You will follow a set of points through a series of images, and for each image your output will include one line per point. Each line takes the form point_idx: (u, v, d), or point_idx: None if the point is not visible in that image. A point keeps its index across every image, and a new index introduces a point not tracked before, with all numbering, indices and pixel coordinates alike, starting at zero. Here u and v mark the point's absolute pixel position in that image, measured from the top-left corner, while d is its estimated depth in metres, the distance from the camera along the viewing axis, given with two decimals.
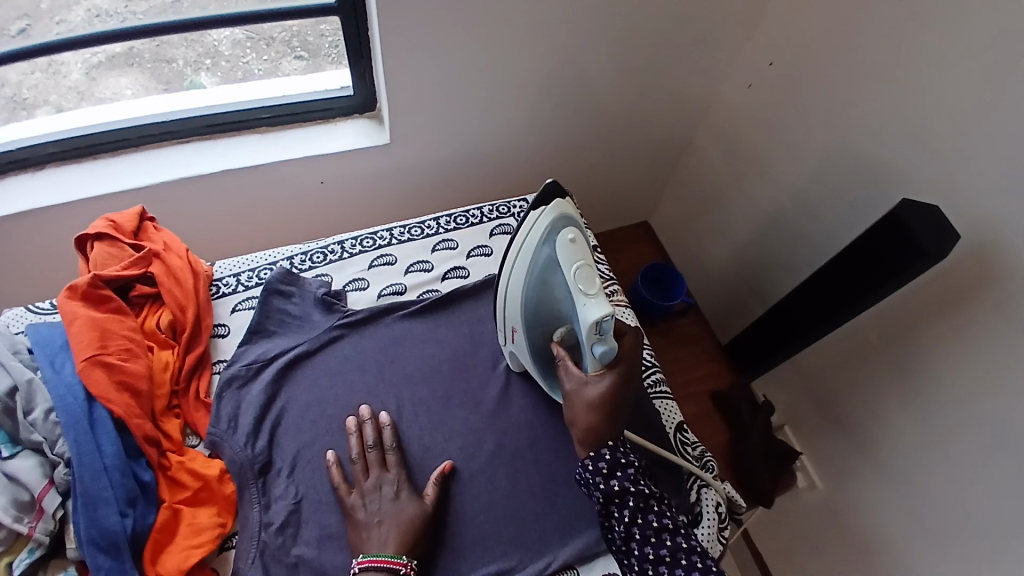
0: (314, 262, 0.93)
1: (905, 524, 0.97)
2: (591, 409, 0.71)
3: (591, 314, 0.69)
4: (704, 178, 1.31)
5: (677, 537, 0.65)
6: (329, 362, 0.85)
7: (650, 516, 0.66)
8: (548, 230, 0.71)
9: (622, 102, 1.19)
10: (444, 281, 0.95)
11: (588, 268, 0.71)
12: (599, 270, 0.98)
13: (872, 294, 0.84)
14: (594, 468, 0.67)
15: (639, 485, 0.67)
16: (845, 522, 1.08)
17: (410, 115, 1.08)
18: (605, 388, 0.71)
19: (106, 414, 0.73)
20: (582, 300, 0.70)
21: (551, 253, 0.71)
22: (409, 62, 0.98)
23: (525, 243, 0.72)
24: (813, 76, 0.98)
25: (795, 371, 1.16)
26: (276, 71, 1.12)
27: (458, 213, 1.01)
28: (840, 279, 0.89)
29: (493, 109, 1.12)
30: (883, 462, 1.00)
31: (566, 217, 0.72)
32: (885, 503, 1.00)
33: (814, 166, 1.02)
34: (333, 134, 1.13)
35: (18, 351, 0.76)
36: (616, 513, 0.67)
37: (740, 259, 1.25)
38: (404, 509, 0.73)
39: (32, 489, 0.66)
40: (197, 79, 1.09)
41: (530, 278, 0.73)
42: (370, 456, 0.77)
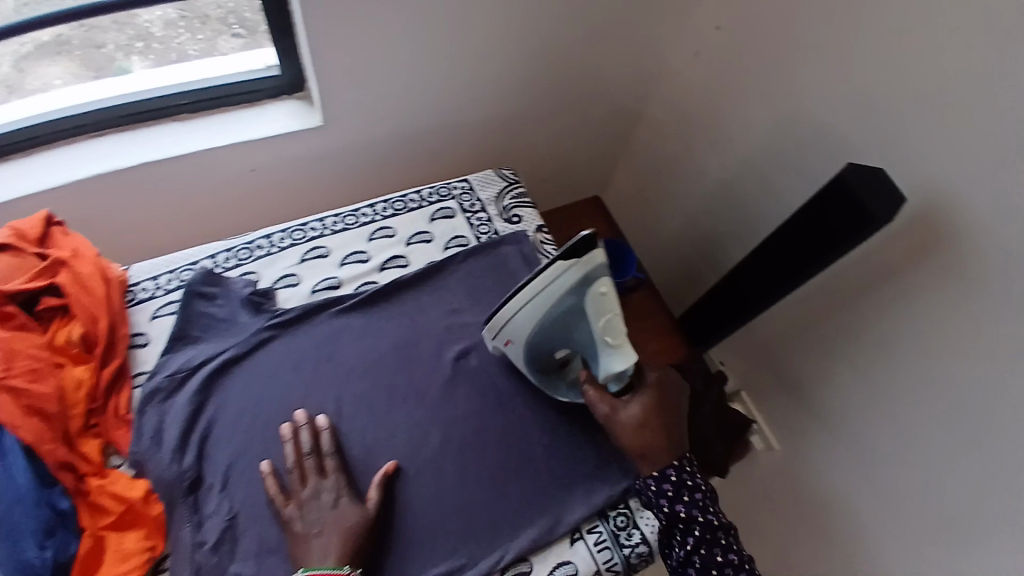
0: (239, 259, 0.86)
1: (857, 488, 0.98)
2: (635, 431, 0.76)
3: (615, 364, 0.76)
4: (658, 147, 1.26)
5: (740, 572, 0.72)
6: (259, 366, 0.79)
7: (715, 549, 0.73)
8: (583, 281, 0.72)
9: (568, 70, 1.13)
10: (383, 271, 0.87)
11: (613, 318, 0.76)
12: (546, 251, 0.93)
13: (824, 260, 0.82)
14: (660, 489, 0.74)
15: (706, 514, 0.73)
16: (803, 487, 1.08)
17: (340, 96, 1.01)
18: (639, 409, 0.78)
19: (14, 441, 0.68)
20: (604, 347, 0.76)
21: (576, 302, 0.73)
22: (329, 36, 0.91)
23: (551, 289, 0.72)
24: (761, 31, 0.92)
25: (753, 340, 1.14)
26: (213, 50, 1.05)
27: (395, 198, 0.93)
28: (791, 247, 0.86)
29: (430, 86, 1.06)
30: (838, 426, 0.99)
31: (597, 271, 0.72)
32: (842, 466, 1.00)
33: (766, 130, 0.98)
34: (259, 119, 1.04)
35: None
36: (679, 538, 0.73)
37: (694, 228, 1.21)
38: (346, 515, 0.70)
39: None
40: (127, 63, 1.03)
41: (551, 317, 0.73)
42: (306, 463, 0.73)
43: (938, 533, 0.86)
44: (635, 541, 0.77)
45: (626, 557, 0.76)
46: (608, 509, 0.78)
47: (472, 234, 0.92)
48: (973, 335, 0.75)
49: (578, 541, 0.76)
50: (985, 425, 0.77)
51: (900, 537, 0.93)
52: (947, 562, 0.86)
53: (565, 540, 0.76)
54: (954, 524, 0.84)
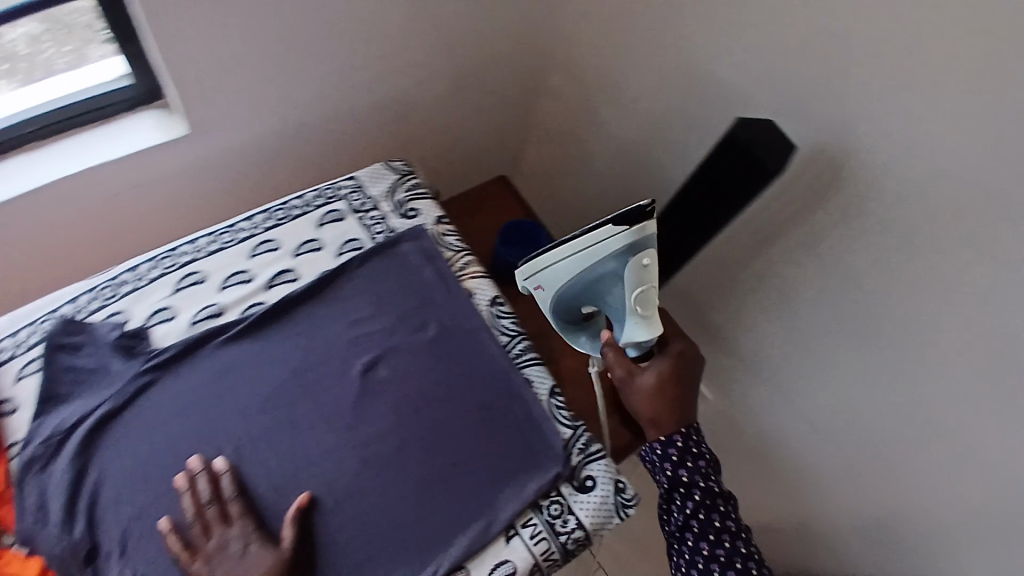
0: (104, 299, 0.77)
1: (801, 423, 1.03)
2: (649, 395, 0.80)
3: (634, 329, 0.80)
4: (563, 115, 1.21)
5: (736, 540, 0.74)
6: (142, 415, 0.73)
7: (714, 515, 0.75)
8: (626, 250, 0.73)
9: (458, 46, 1.06)
10: (271, 289, 0.80)
11: (648, 289, 0.78)
12: (448, 243, 0.88)
13: (727, 215, 0.82)
14: (664, 453, 0.76)
15: (707, 480, 0.76)
16: (744, 422, 1.15)
17: (206, 103, 0.90)
18: (657, 375, 0.81)
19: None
20: (631, 314, 0.79)
21: (616, 267, 0.75)
22: (176, 37, 0.81)
23: (594, 251, 0.73)
24: None
25: (680, 297, 1.15)
26: (81, 62, 0.90)
27: (275, 207, 0.85)
28: (693, 206, 0.84)
29: (308, 82, 0.97)
30: (766, 366, 1.04)
31: (644, 240, 0.73)
32: (776, 402, 1.05)
33: (664, 85, 0.94)
34: (113, 137, 0.91)
35: None
36: (679, 502, 0.75)
37: (605, 195, 1.18)
38: (259, 560, 0.67)
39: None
40: None
41: (587, 278, 0.76)
42: (208, 513, 0.68)
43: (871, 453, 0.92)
44: (571, 527, 0.75)
45: (564, 545, 0.75)
46: (542, 500, 0.76)
47: (366, 236, 0.85)
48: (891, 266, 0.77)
49: (514, 537, 0.74)
50: (911, 348, 0.80)
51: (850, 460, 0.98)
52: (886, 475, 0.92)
53: (501, 540, 0.74)
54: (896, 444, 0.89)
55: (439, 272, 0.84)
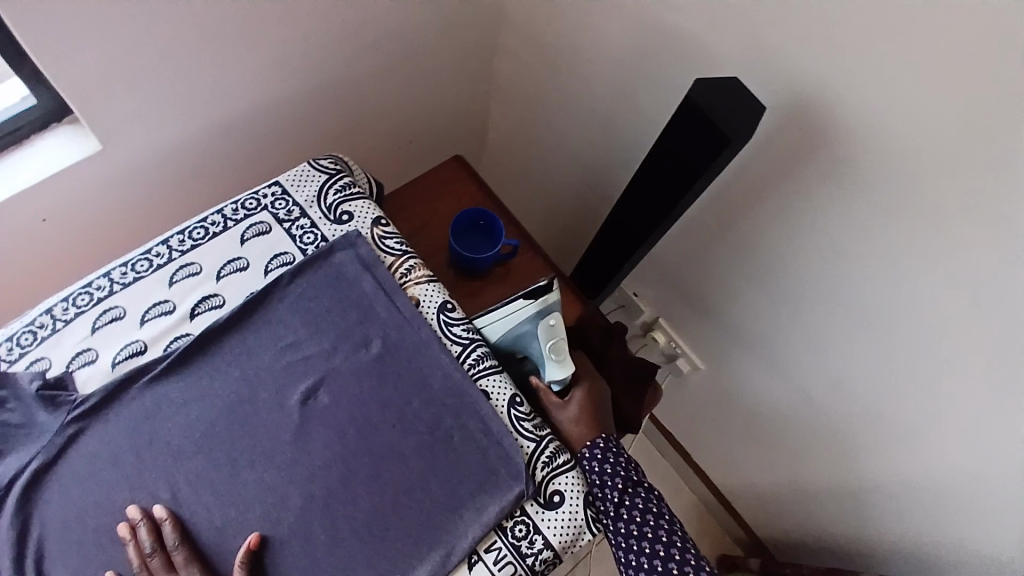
0: (22, 346, 0.72)
1: (790, 391, 0.96)
2: (576, 425, 0.77)
3: (556, 373, 0.79)
4: (523, 77, 1.12)
5: (660, 519, 0.71)
6: (75, 467, 0.67)
7: (636, 499, 0.72)
8: (535, 313, 0.80)
9: (404, 20, 0.98)
10: (195, 318, 0.74)
11: (561, 346, 0.80)
12: (387, 247, 0.81)
13: (701, 181, 0.70)
14: (590, 453, 0.74)
15: (628, 470, 0.74)
16: (733, 396, 1.10)
17: (119, 107, 0.82)
18: (580, 407, 0.78)
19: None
20: (552, 362, 0.79)
21: (532, 328, 0.80)
22: (80, 52, 0.73)
23: (512, 315, 0.80)
24: None
25: (657, 266, 1.07)
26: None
27: (194, 225, 0.79)
28: (662, 171, 0.74)
29: (242, 80, 0.91)
30: (754, 339, 0.97)
31: (554, 304, 0.81)
32: (764, 374, 0.99)
33: (626, 26, 0.84)
34: (26, 163, 0.84)
35: None
36: (607, 495, 0.72)
37: (576, 163, 1.11)
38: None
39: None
40: None
41: (506, 336, 0.81)
42: (153, 563, 0.64)
43: (869, 421, 0.87)
44: (538, 548, 0.70)
45: (531, 567, 0.70)
46: (505, 521, 0.70)
47: (296, 247, 0.79)
48: (880, 236, 0.69)
49: (476, 564, 0.69)
50: (901, 313, 0.73)
51: (842, 428, 0.92)
52: (886, 446, 0.87)
53: (463, 567, 0.69)
54: (892, 410, 0.83)
55: (379, 282, 0.78)
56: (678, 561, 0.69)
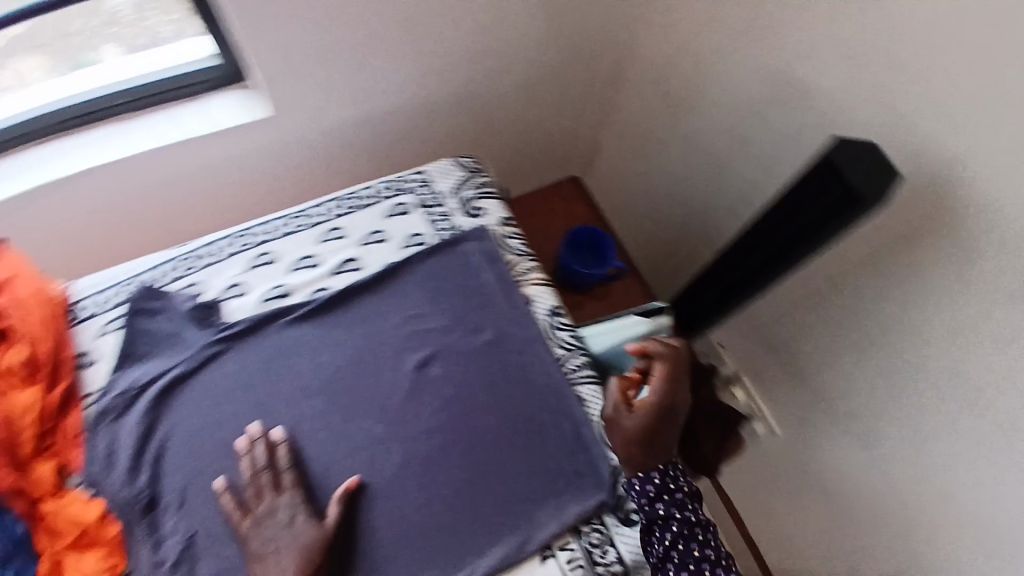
0: (184, 270, 0.81)
1: (863, 463, 0.98)
2: (628, 442, 0.76)
3: (650, 394, 0.83)
4: (642, 119, 1.21)
5: (715, 567, 0.74)
6: (211, 382, 0.75)
7: (692, 545, 0.74)
8: (644, 334, 0.87)
9: (549, 46, 1.09)
10: (336, 276, 0.82)
11: None
12: (512, 247, 0.88)
13: (829, 234, 0.76)
14: (643, 489, 0.75)
15: (685, 511, 0.75)
16: (798, 459, 1.12)
17: (299, 81, 0.93)
18: (638, 429, 0.76)
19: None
20: (649, 383, 0.84)
21: (638, 347, 0.86)
22: (279, 28, 0.85)
23: (623, 329, 0.88)
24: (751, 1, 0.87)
25: (752, 318, 1.12)
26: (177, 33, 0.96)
27: (347, 195, 0.88)
28: (786, 221, 0.80)
29: (403, 77, 1.01)
30: (836, 404, 1.00)
31: (663, 332, 0.88)
32: (836, 439, 1.02)
33: (760, 89, 0.92)
34: (205, 111, 0.96)
35: None
36: (658, 534, 0.74)
37: (681, 206, 1.19)
38: (302, 533, 0.68)
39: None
40: (94, 53, 0.96)
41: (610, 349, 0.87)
42: (262, 478, 0.70)
43: (937, 503, 0.88)
44: (610, 559, 0.73)
45: None
46: (582, 525, 0.74)
47: (432, 231, 0.87)
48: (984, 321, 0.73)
49: (549, 558, 0.73)
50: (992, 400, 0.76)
51: (908, 507, 0.93)
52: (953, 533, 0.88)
53: (535, 557, 0.73)
54: (964, 497, 0.84)
55: (499, 277, 0.84)
56: None
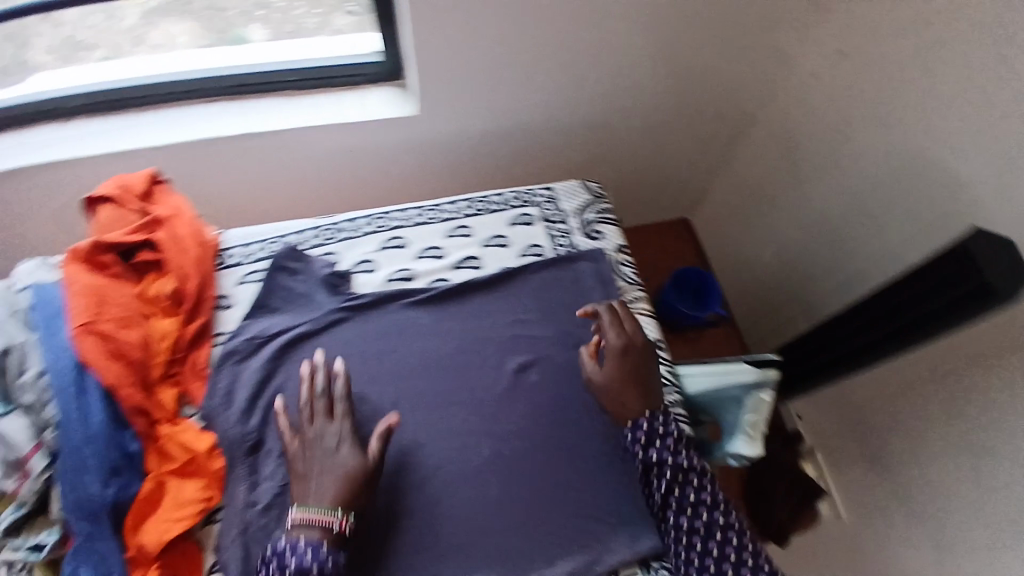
0: (324, 239, 0.89)
1: (938, 567, 0.94)
2: (610, 395, 0.78)
3: (743, 447, 0.83)
4: (758, 175, 1.23)
5: (713, 512, 0.73)
6: (330, 345, 0.81)
7: (687, 489, 0.74)
8: (749, 383, 0.83)
9: (679, 92, 1.13)
10: (456, 270, 0.88)
11: (759, 424, 0.83)
12: (625, 274, 0.92)
13: (959, 318, 0.80)
14: (633, 437, 0.76)
15: (677, 458, 0.75)
16: (862, 551, 1.07)
17: (444, 89, 1.02)
18: (610, 377, 0.78)
19: (95, 382, 0.72)
20: (745, 435, 0.83)
21: (740, 395, 0.83)
22: (444, 35, 0.93)
23: (728, 375, 0.84)
24: (892, 79, 0.89)
25: (837, 394, 1.11)
26: (326, 25, 1.06)
27: (477, 199, 0.95)
28: (918, 297, 0.86)
29: (539, 98, 1.08)
30: (911, 497, 0.97)
31: (771, 382, 0.83)
32: (909, 536, 0.98)
33: (886, 167, 0.94)
34: (357, 102, 1.04)
35: (14, 310, 0.76)
36: (654, 482, 0.75)
37: (788, 267, 1.21)
38: (343, 461, 0.69)
39: (19, 451, 0.69)
40: (244, 31, 1.06)
41: (709, 391, 0.84)
42: (317, 405, 0.74)
43: None
44: None
45: None
46: (651, 560, 0.75)
47: (550, 245, 0.91)
48: None
49: None
50: None
51: None
52: None
53: None
54: None
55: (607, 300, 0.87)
56: (736, 561, 0.71)
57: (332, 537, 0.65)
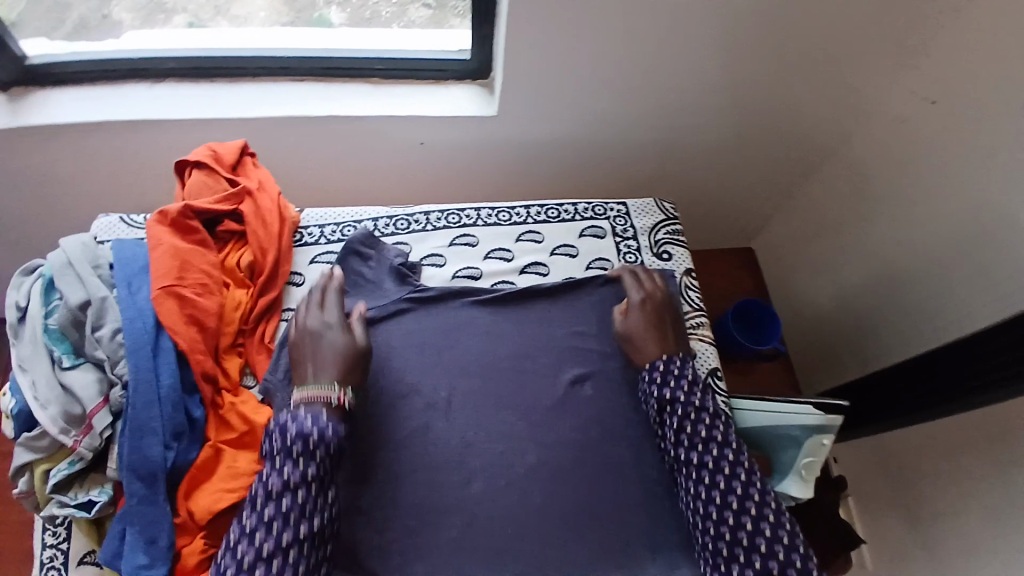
0: (396, 229, 0.92)
1: None
2: (643, 341, 0.81)
3: (791, 487, 0.82)
4: (824, 212, 1.20)
5: (724, 449, 0.72)
6: (391, 334, 0.83)
7: (699, 427, 0.73)
8: (810, 425, 0.80)
9: (760, 121, 1.12)
10: (522, 275, 0.90)
11: (814, 467, 0.81)
12: (689, 298, 0.91)
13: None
14: (649, 378, 0.78)
15: (690, 396, 0.75)
16: None
17: (525, 94, 1.02)
18: (640, 322, 0.82)
19: (169, 346, 0.74)
20: (795, 476, 0.82)
21: (799, 437, 0.81)
22: (535, 41, 0.94)
23: (788, 414, 0.82)
24: (987, 134, 0.85)
25: (883, 447, 1.07)
26: (403, 16, 1.06)
27: (550, 205, 0.95)
28: (986, 356, 0.83)
29: (616, 112, 1.07)
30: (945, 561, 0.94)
31: (835, 428, 0.80)
32: None
33: (965, 224, 0.91)
34: (439, 96, 1.06)
35: (98, 265, 0.78)
36: (668, 420, 0.76)
37: (845, 309, 1.18)
38: (338, 346, 0.75)
39: (85, 405, 0.69)
40: (326, 14, 1.06)
41: (767, 427, 0.84)
42: (318, 299, 0.80)
43: None
44: None
45: None
46: None
47: (617, 260, 0.92)
48: None
49: None
50: None
51: None
52: None
53: None
54: None
55: None
56: (755, 502, 0.68)
57: (333, 410, 0.70)
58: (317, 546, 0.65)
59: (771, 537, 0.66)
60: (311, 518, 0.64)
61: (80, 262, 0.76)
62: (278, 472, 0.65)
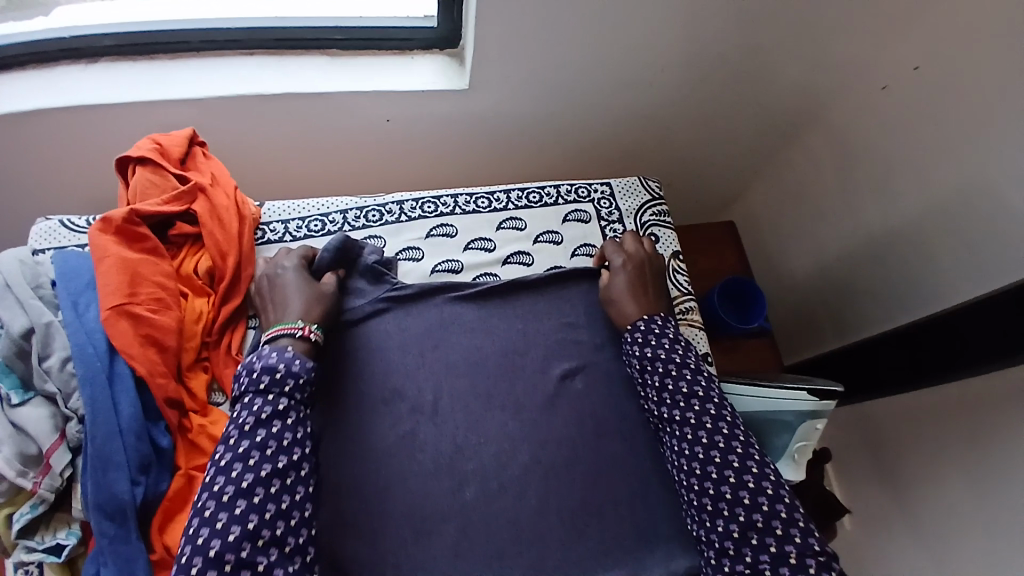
0: (369, 221, 0.88)
1: None
2: (625, 301, 0.80)
3: (786, 469, 0.85)
4: (806, 181, 1.17)
5: (706, 403, 0.70)
6: (370, 335, 0.80)
7: (680, 382, 0.72)
8: (805, 412, 0.81)
9: (744, 88, 1.07)
10: (505, 265, 0.87)
11: (807, 447, 0.84)
12: (677, 281, 0.89)
13: None
14: (631, 338, 0.77)
15: (672, 354, 0.75)
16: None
17: (497, 68, 0.95)
18: (623, 283, 0.81)
19: (126, 370, 0.69)
20: (790, 459, 0.84)
21: (793, 422, 0.82)
22: (505, 9, 0.86)
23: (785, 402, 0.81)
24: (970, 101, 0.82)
25: (867, 416, 1.08)
26: None
27: (532, 189, 0.92)
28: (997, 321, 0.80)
29: (595, 81, 1.01)
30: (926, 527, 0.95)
31: (828, 411, 0.81)
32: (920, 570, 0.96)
33: (947, 194, 0.89)
34: (407, 68, 0.98)
35: (39, 285, 0.71)
36: (649, 378, 0.75)
37: (829, 280, 1.17)
38: (303, 287, 0.76)
39: (41, 444, 0.64)
40: None
41: (762, 414, 0.83)
42: (285, 253, 0.81)
43: None
44: None
45: None
46: None
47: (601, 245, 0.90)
48: None
49: None
50: None
51: None
52: None
53: None
54: None
55: None
56: (738, 455, 0.66)
57: (299, 343, 0.71)
58: (301, 483, 0.63)
59: (754, 488, 0.63)
60: (290, 448, 0.63)
61: (20, 284, 0.69)
62: (247, 408, 0.64)
